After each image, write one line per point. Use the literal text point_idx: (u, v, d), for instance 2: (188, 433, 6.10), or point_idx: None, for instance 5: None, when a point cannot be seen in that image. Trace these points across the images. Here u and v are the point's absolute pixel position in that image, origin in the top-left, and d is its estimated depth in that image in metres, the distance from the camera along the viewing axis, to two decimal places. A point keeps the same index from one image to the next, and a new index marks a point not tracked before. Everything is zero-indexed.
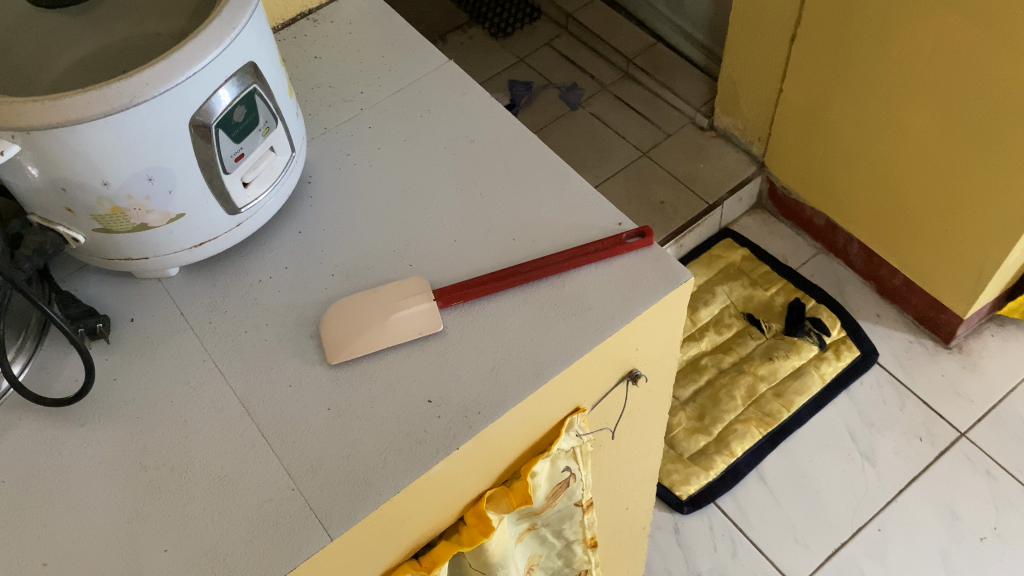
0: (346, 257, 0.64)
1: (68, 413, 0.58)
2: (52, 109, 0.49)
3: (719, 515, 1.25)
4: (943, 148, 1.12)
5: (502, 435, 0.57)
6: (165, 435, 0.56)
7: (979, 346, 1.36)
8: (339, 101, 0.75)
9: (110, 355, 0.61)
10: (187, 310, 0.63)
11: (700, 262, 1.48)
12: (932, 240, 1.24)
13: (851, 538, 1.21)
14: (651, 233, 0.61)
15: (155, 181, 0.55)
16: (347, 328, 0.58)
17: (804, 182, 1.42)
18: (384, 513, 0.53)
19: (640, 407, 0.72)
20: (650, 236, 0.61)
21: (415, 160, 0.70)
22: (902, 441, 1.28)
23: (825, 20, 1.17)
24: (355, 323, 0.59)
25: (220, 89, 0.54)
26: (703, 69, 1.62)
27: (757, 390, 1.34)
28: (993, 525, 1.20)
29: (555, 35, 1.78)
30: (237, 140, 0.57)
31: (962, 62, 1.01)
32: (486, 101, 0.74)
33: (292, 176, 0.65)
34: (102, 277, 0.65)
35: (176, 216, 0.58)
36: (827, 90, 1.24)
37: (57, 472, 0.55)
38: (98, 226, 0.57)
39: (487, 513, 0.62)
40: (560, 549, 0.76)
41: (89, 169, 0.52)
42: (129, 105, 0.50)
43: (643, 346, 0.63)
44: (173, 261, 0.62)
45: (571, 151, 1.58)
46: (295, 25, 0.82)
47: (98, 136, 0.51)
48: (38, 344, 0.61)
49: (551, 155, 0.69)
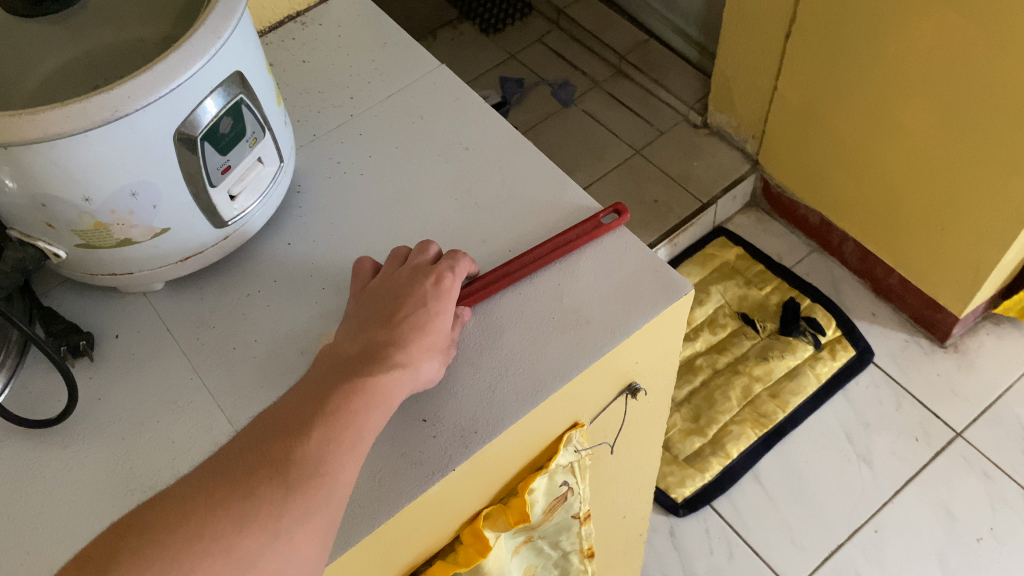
0: (337, 270, 0.63)
1: (51, 434, 0.56)
2: (29, 124, 0.47)
3: (715, 518, 1.24)
4: (936, 149, 1.11)
5: (500, 454, 0.56)
6: (152, 458, 0.55)
7: (974, 344, 1.36)
8: (329, 106, 0.73)
9: (94, 374, 0.59)
10: (174, 326, 0.61)
11: (695, 261, 1.47)
12: (926, 239, 1.23)
13: (848, 540, 1.20)
14: (625, 209, 0.63)
15: (139, 196, 0.53)
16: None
17: (798, 181, 1.41)
18: (380, 537, 0.52)
19: (639, 419, 0.71)
20: (625, 212, 0.63)
21: (407, 168, 0.68)
22: (898, 441, 1.28)
23: (820, 18, 1.16)
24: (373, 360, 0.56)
25: (206, 99, 0.52)
26: (697, 66, 1.61)
27: (753, 391, 1.33)
28: (989, 525, 1.20)
29: (546, 31, 1.76)
30: (224, 152, 0.55)
31: (961, 60, 1.00)
32: (479, 106, 0.72)
33: (281, 186, 0.63)
34: (85, 292, 0.63)
35: (160, 230, 0.56)
36: (822, 89, 1.23)
37: (39, 497, 0.53)
38: (80, 242, 0.55)
39: (484, 531, 0.61)
40: (557, 560, 0.75)
41: (70, 185, 0.51)
42: (110, 119, 0.48)
43: (642, 360, 0.62)
44: (159, 275, 0.60)
45: (564, 149, 1.56)
46: (283, 27, 0.80)
47: (79, 151, 0.49)
48: (19, 363, 0.59)
49: (547, 163, 0.67)
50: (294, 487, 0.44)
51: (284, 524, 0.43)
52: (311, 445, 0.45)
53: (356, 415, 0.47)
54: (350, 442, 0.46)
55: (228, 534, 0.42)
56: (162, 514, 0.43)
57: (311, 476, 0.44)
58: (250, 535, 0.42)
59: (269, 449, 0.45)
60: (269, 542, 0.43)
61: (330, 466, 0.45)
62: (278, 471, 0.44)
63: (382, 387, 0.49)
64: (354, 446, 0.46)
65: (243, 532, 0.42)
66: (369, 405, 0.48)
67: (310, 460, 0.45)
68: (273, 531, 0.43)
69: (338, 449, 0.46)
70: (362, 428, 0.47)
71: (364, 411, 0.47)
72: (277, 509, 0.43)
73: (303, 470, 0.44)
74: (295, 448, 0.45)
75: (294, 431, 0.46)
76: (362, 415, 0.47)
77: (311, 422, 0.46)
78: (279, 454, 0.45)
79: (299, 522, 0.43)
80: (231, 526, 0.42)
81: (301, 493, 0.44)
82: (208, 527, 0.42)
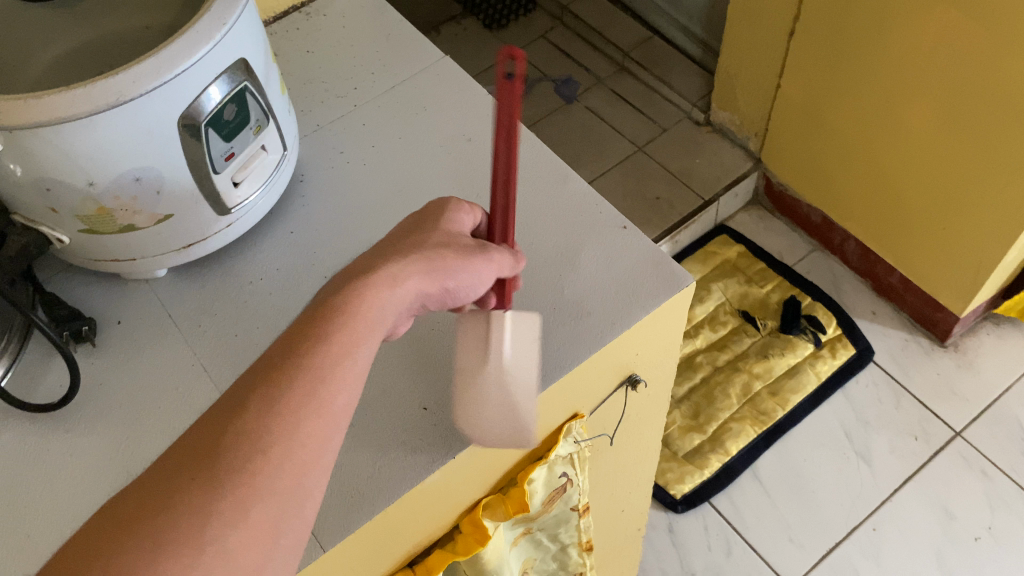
0: (339, 259, 0.63)
1: (52, 418, 0.56)
2: (35, 108, 0.47)
3: (714, 514, 1.24)
4: (939, 145, 1.11)
5: (499, 444, 0.56)
6: (153, 443, 0.55)
7: (974, 344, 1.36)
8: (332, 97, 0.73)
9: (96, 359, 0.59)
10: (176, 313, 0.61)
11: (696, 259, 1.47)
12: (928, 237, 1.23)
13: (846, 538, 1.20)
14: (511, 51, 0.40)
15: (142, 181, 0.53)
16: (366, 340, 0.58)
17: (801, 178, 1.41)
18: (379, 524, 0.52)
19: (638, 411, 0.71)
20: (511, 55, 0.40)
21: (409, 158, 0.69)
22: (897, 439, 1.28)
23: (823, 15, 1.16)
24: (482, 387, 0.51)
25: (211, 85, 0.52)
26: (700, 64, 1.61)
27: (752, 388, 1.33)
28: (987, 524, 1.20)
29: (550, 27, 1.76)
30: (227, 139, 0.56)
31: (964, 57, 1.00)
32: (482, 98, 0.72)
33: (284, 175, 0.64)
34: (87, 279, 0.63)
35: (164, 216, 0.56)
36: (825, 85, 1.23)
37: (40, 481, 0.53)
38: (83, 227, 0.55)
39: (483, 521, 0.61)
40: (555, 552, 0.75)
41: (75, 169, 0.51)
42: (115, 104, 0.48)
43: (643, 351, 0.62)
44: (161, 262, 0.60)
45: (566, 145, 1.56)
46: (287, 18, 0.80)
47: (84, 135, 0.49)
48: (22, 347, 0.59)
49: (549, 155, 0.67)
50: (227, 476, 0.38)
51: (211, 532, 0.37)
52: (245, 421, 0.39)
53: (301, 374, 0.41)
54: (298, 404, 0.40)
55: (144, 552, 0.35)
56: (70, 553, 0.36)
57: (248, 458, 0.38)
58: (167, 557, 0.35)
59: (197, 439, 0.39)
60: (195, 557, 0.36)
61: (269, 442, 0.39)
62: (206, 461, 0.38)
63: (353, 304, 0.43)
64: (304, 408, 0.40)
65: (161, 548, 0.36)
66: (321, 350, 0.42)
67: (246, 438, 0.39)
68: (198, 545, 0.36)
69: (281, 417, 0.39)
70: (308, 386, 0.41)
71: (314, 357, 0.41)
72: (204, 509, 0.37)
73: (235, 455, 0.38)
74: (225, 432, 0.39)
75: (227, 409, 0.40)
76: (310, 371, 0.41)
77: (242, 399, 0.40)
78: (206, 446, 0.39)
79: (237, 517, 0.37)
80: (144, 545, 0.36)
81: (235, 483, 0.38)
82: (116, 557, 0.35)
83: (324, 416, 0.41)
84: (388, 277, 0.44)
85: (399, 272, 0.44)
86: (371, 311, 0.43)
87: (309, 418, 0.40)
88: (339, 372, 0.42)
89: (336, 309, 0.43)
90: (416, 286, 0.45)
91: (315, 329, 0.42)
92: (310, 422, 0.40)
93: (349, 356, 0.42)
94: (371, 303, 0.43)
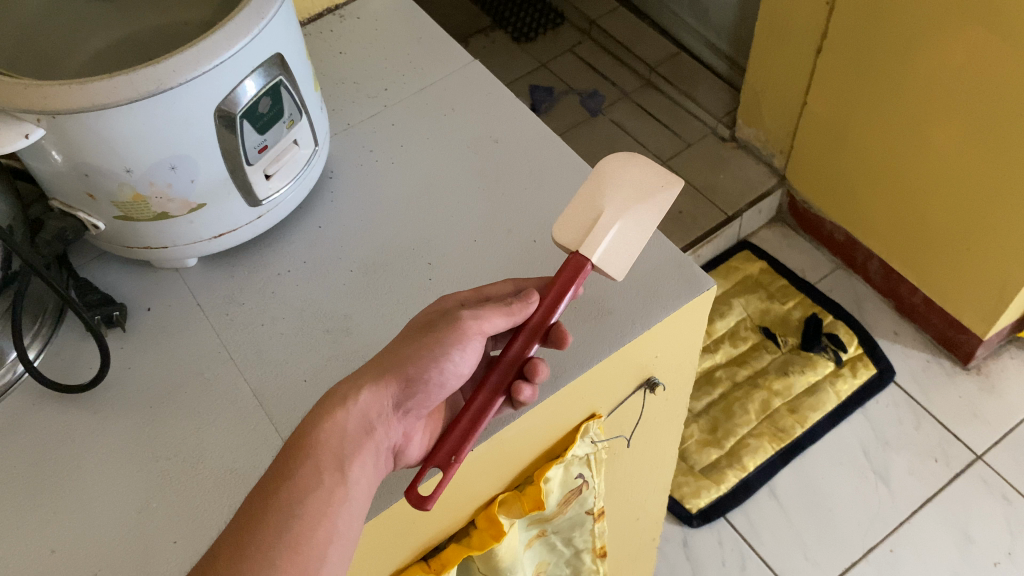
0: (365, 253, 0.64)
1: (81, 399, 0.57)
2: (78, 94, 0.49)
3: (728, 529, 1.24)
4: (965, 169, 1.10)
5: (517, 440, 0.57)
6: (178, 427, 0.56)
7: (997, 368, 1.34)
8: (362, 97, 0.75)
9: (126, 343, 0.60)
10: (204, 302, 0.62)
11: (718, 273, 1.47)
12: (952, 260, 1.22)
13: (863, 557, 1.19)
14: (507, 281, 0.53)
15: (178, 170, 0.55)
16: (391, 330, 0.59)
17: (824, 197, 1.41)
18: (395, 514, 0.52)
19: (656, 416, 0.71)
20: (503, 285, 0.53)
21: (434, 159, 0.70)
22: (917, 461, 1.26)
23: (852, 35, 1.16)
24: (637, 230, 0.53)
25: (246, 78, 0.53)
26: (726, 80, 1.62)
27: (772, 405, 1.32)
28: (1007, 549, 1.18)
29: (578, 41, 1.78)
30: (261, 132, 0.57)
31: (992, 79, 1.00)
32: (509, 101, 0.73)
33: (314, 170, 0.65)
34: (120, 266, 0.65)
35: (196, 205, 0.57)
36: (851, 107, 1.23)
37: (68, 459, 0.54)
38: (119, 213, 0.57)
39: (499, 517, 0.61)
40: (569, 557, 0.74)
41: (112, 156, 0.52)
42: (155, 91, 0.49)
43: (663, 354, 0.62)
44: (192, 251, 0.61)
45: (590, 156, 1.57)
46: (321, 20, 0.82)
47: (124, 121, 0.50)
48: (54, 330, 0.61)
49: (574, 157, 0.68)
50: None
51: None
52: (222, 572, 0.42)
53: (270, 518, 0.43)
54: (273, 548, 0.43)
55: None
56: None
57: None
58: None
59: None
60: None
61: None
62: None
63: (319, 436, 0.46)
64: (280, 549, 0.43)
65: None
66: (286, 490, 0.44)
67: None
68: None
69: (255, 564, 0.42)
70: (278, 529, 0.43)
71: (286, 495, 0.44)
72: None
73: None
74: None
75: (204, 561, 0.43)
76: (280, 512, 0.44)
77: (222, 547, 0.43)
78: None
79: None
80: None
81: None
82: None
83: (300, 553, 0.43)
84: (339, 399, 0.47)
85: (348, 390, 0.47)
86: (327, 442, 0.46)
87: (285, 557, 0.43)
88: (310, 505, 0.44)
89: (297, 447, 0.46)
90: (371, 396, 0.47)
91: (280, 472, 0.45)
92: (289, 562, 0.43)
93: (317, 487, 0.45)
94: (328, 433, 0.46)
